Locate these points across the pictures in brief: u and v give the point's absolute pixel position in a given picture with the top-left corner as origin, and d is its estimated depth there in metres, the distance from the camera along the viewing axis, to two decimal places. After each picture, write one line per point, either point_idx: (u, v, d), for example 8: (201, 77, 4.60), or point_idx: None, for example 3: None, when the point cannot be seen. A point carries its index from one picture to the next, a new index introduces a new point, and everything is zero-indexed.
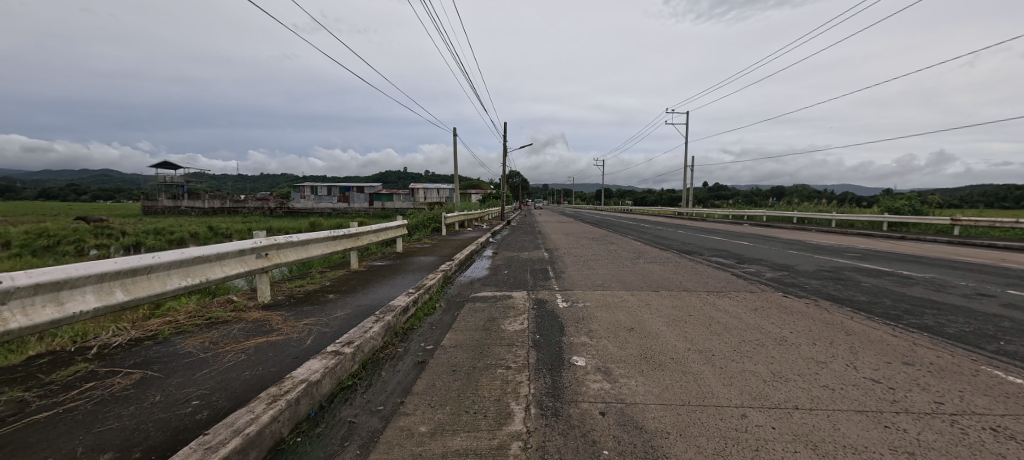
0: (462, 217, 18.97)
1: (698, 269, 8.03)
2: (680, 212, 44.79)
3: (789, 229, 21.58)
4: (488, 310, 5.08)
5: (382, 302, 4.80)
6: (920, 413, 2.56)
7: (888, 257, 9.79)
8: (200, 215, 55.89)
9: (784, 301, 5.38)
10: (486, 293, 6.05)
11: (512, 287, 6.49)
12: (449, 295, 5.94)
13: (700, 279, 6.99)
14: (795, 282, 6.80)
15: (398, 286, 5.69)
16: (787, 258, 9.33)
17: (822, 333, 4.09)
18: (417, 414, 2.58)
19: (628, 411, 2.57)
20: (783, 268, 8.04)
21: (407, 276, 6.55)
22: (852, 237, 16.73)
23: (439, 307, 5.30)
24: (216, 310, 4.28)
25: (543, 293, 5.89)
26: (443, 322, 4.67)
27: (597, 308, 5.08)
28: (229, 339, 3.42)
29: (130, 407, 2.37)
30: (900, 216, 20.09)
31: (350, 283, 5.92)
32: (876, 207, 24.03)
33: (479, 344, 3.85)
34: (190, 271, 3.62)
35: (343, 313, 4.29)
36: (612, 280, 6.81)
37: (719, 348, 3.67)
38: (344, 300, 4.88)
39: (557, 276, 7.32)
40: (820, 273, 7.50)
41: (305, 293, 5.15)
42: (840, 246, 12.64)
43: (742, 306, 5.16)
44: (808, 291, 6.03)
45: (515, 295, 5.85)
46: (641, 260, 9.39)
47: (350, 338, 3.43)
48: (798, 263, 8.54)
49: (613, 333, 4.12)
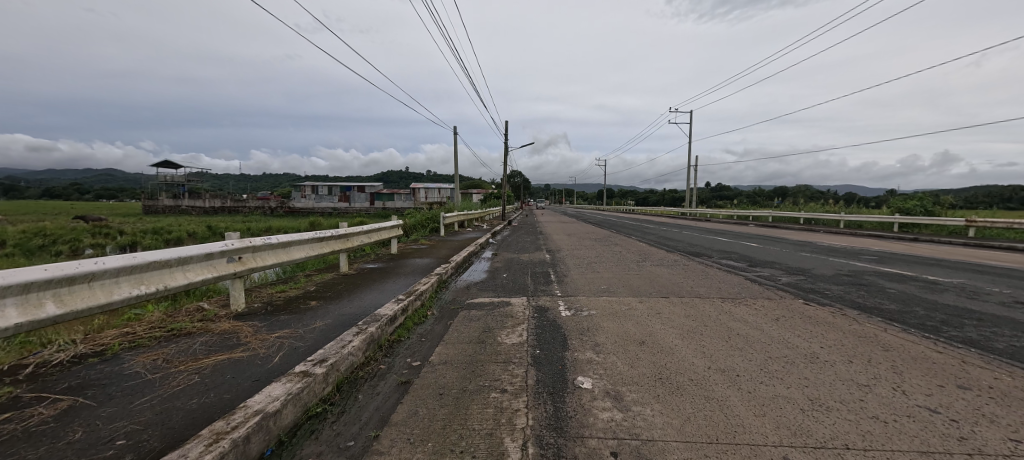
0: (462, 216, 18.50)
1: (709, 273, 7.58)
2: (684, 212, 44.25)
3: (797, 230, 21.04)
4: (484, 319, 4.65)
5: (367, 310, 4.37)
6: (999, 455, 2.11)
7: (908, 260, 9.29)
8: (200, 215, 55.61)
9: (807, 310, 4.93)
10: (483, 300, 5.61)
11: (511, 292, 6.06)
12: (442, 302, 5.51)
13: (713, 284, 6.54)
14: (814, 288, 6.34)
15: (388, 292, 5.26)
16: (802, 261, 8.85)
17: (856, 349, 3.65)
18: (391, 454, 2.14)
19: (645, 451, 2.13)
20: (799, 272, 7.58)
21: (399, 280, 6.12)
22: (863, 239, 16.19)
23: (431, 316, 4.86)
24: (182, 320, 3.87)
25: (544, 300, 5.46)
26: (434, 333, 4.24)
27: (603, 317, 4.63)
28: (186, 357, 3.00)
29: (41, 448, 1.94)
30: (912, 217, 19.54)
31: (336, 288, 5.49)
32: (886, 208, 23.45)
33: (471, 361, 3.42)
34: (143, 278, 3.19)
35: (322, 324, 3.86)
36: (618, 286, 6.36)
37: (744, 368, 3.22)
38: (325, 308, 4.45)
39: (558, 280, 6.90)
40: (840, 278, 7.03)
41: (285, 300, 4.73)
42: (853, 248, 12.14)
43: (762, 316, 4.72)
44: (831, 299, 5.57)
45: (514, 302, 5.42)
46: (647, 263, 8.94)
47: (324, 356, 3.00)
48: (815, 267, 8.07)
49: (622, 348, 3.68)
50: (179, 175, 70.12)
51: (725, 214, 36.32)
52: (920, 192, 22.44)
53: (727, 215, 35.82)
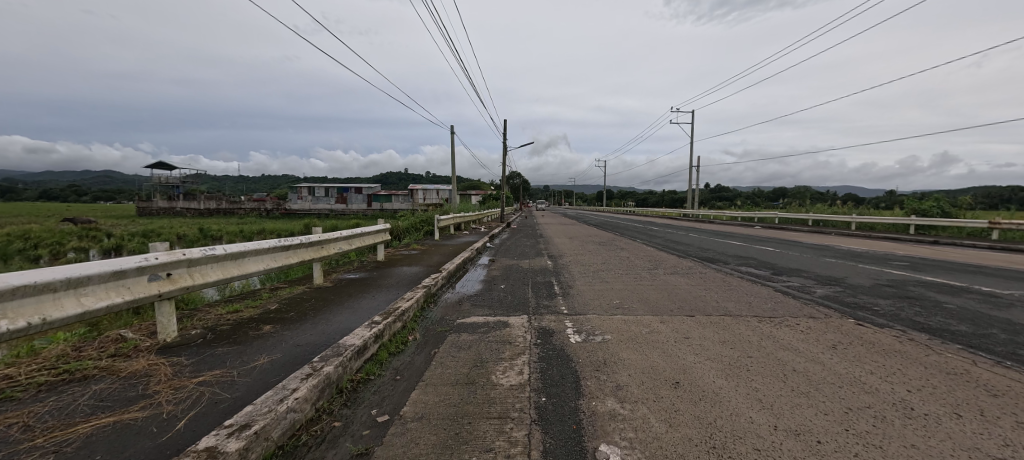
0: (459, 219, 17.69)
1: (732, 284, 6.74)
2: (686, 214, 43.49)
3: (807, 232, 20.29)
4: (477, 348, 3.80)
5: (331, 338, 3.52)
6: None
7: (945, 267, 8.47)
8: (193, 216, 54.78)
9: (868, 336, 4.07)
10: (476, 320, 4.75)
11: (510, 308, 5.22)
12: (428, 323, 4.65)
13: (741, 298, 5.67)
14: (859, 302, 5.48)
15: (362, 311, 4.40)
16: (832, 269, 7.99)
17: (959, 396, 2.79)
18: None
19: None
20: (832, 283, 6.74)
21: (378, 295, 5.24)
22: (880, 242, 15.36)
23: (412, 342, 4.01)
24: (87, 356, 3.01)
25: (548, 319, 4.62)
26: (413, 369, 3.39)
27: (622, 345, 3.80)
28: (57, 425, 2.14)
29: None
30: (929, 219, 18.70)
31: (302, 306, 4.62)
32: (899, 209, 22.64)
33: (456, 416, 2.56)
34: (9, 309, 2.32)
35: (265, 362, 3.00)
36: (633, 301, 5.50)
37: (826, 430, 2.36)
38: (279, 336, 3.60)
39: (563, 292, 6.06)
40: (883, 290, 6.17)
41: (233, 324, 3.86)
42: (877, 253, 11.30)
43: (814, 343, 3.88)
44: (887, 318, 4.72)
45: (513, 322, 4.58)
46: (660, 270, 8.10)
47: (249, 419, 2.15)
48: (848, 276, 7.24)
49: (653, 393, 2.84)
50: (174, 176, 69.25)
51: (728, 215, 35.52)
52: (935, 193, 21.60)
53: (731, 217, 35.02)
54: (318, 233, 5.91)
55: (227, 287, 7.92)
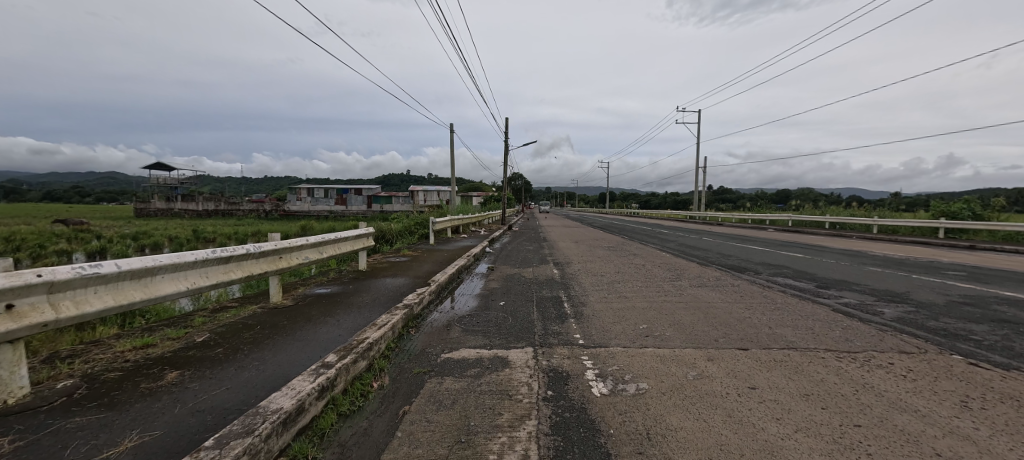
0: (458, 221, 16.69)
1: (776, 300, 5.66)
2: (692, 216, 42.46)
3: (826, 235, 19.20)
4: (463, 405, 2.70)
5: (252, 397, 2.44)
6: None
7: (1012, 279, 7.37)
8: (191, 217, 53.38)
9: (1001, 387, 2.95)
10: (466, 354, 3.66)
11: (511, 335, 4.15)
12: (404, 360, 3.55)
13: (797, 321, 4.59)
14: (948, 329, 4.36)
15: (315, 347, 3.32)
16: (885, 282, 6.86)
17: None
18: None
19: None
20: (898, 301, 5.60)
21: (345, 318, 4.15)
22: (912, 247, 14.18)
23: (375, 394, 2.91)
24: None
25: (560, 355, 3.55)
26: (367, 446, 2.28)
27: (666, 402, 2.70)
28: None
29: None
30: (959, 222, 17.53)
31: (240, 336, 3.55)
32: (925, 211, 21.37)
33: None
34: None
35: (126, 451, 1.91)
36: (663, 326, 4.40)
37: None
38: (180, 392, 2.52)
39: (576, 313, 5.00)
40: (967, 311, 5.04)
41: (126, 371, 2.79)
42: (920, 260, 10.12)
43: (937, 399, 2.76)
44: (1001, 354, 3.62)
45: (514, 359, 3.49)
46: (685, 282, 6.98)
47: None
48: (911, 291, 6.13)
49: None
50: (173, 177, 68.69)
51: (738, 217, 34.37)
52: (965, 193, 20.30)
53: (741, 219, 33.91)
54: (275, 241, 4.81)
55: (200, 300, 6.97)
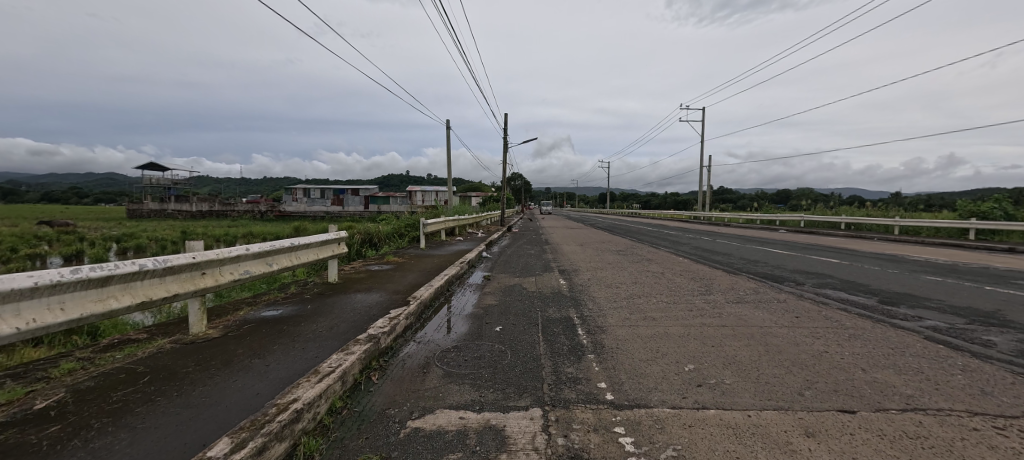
0: (454, 222, 15.54)
1: (844, 323, 4.49)
2: (696, 217, 41.38)
3: (847, 237, 18.07)
4: None
5: None
6: None
7: None
8: (184, 218, 52.25)
9: None
10: (443, 422, 2.47)
11: (509, 385, 2.96)
12: (347, 435, 2.36)
13: (894, 359, 3.41)
14: None
15: (210, 422, 2.15)
16: (960, 297, 5.69)
17: None
18: None
19: None
20: (999, 325, 4.43)
21: (279, 361, 2.98)
22: (947, 250, 13.07)
23: None
24: None
25: (582, 428, 2.36)
26: None
27: None
28: None
29: None
30: (990, 222, 16.41)
31: (104, 399, 2.38)
32: (950, 211, 20.19)
33: None
34: None
35: None
36: (717, 369, 3.23)
37: None
38: None
39: (594, 345, 3.82)
40: None
41: None
42: (972, 266, 8.99)
43: None
44: None
45: (515, 435, 2.30)
46: (719, 297, 5.81)
47: None
48: (1005, 310, 4.95)
49: None
50: (167, 177, 67.56)
51: (745, 218, 33.32)
52: (993, 191, 19.15)
53: (749, 219, 32.86)
54: (195, 250, 3.62)
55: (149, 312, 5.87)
